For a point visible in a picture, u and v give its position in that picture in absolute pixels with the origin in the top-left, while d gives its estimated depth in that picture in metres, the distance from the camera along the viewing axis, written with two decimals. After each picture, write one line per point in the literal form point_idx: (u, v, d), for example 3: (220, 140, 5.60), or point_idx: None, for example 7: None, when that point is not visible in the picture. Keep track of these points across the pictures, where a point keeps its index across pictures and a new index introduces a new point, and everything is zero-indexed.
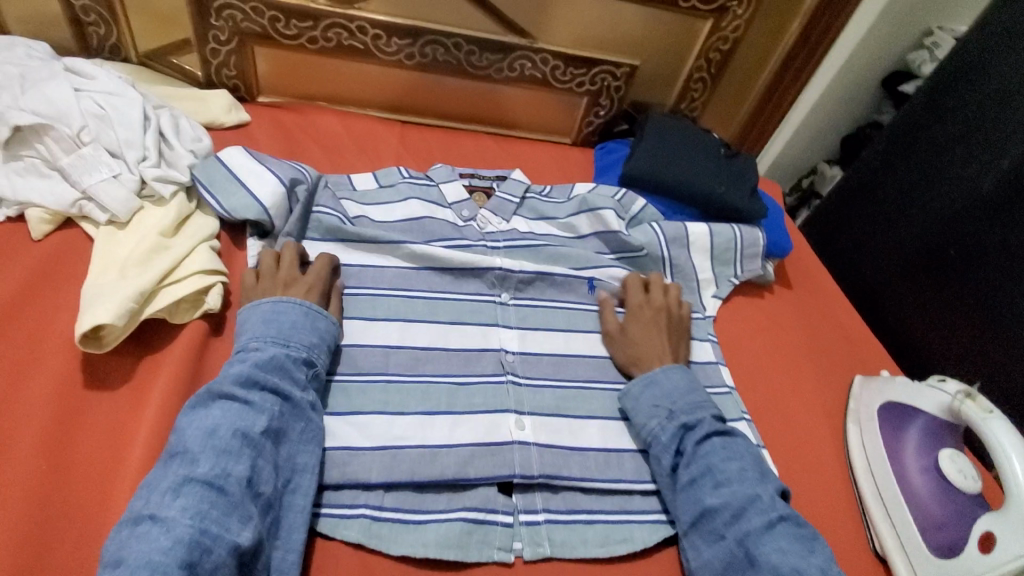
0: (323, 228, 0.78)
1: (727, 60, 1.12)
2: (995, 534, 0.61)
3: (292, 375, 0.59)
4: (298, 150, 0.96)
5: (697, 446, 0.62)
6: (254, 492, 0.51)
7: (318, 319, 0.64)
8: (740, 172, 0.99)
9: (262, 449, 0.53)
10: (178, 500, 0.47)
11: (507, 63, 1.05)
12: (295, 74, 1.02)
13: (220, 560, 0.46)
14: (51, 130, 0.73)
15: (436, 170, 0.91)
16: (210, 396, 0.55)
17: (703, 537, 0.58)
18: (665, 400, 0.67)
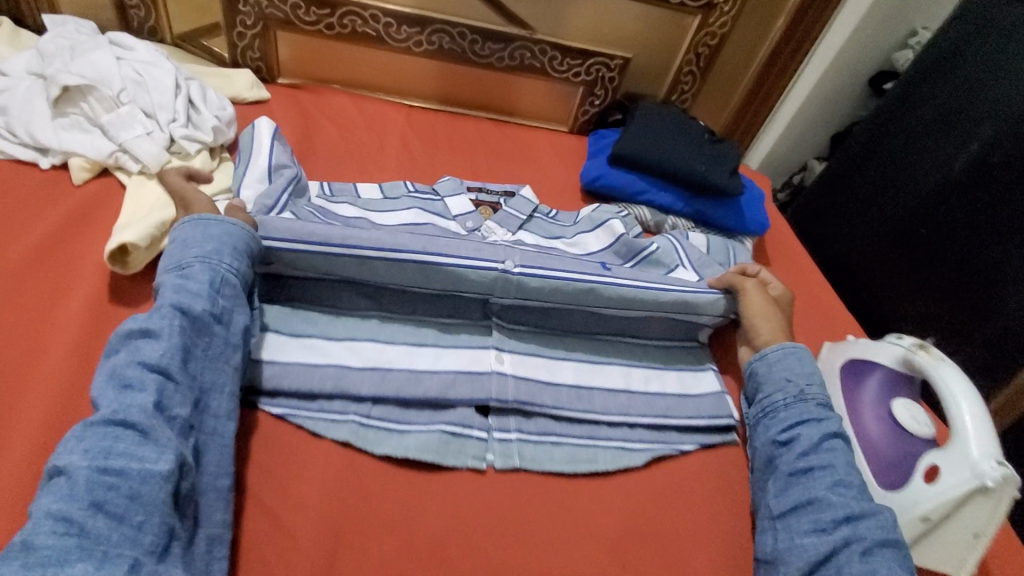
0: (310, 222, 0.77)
1: (716, 55, 1.19)
2: (938, 466, 0.64)
3: (196, 286, 0.58)
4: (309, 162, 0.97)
5: (822, 440, 0.65)
6: (167, 417, 0.51)
7: (209, 226, 0.63)
8: (722, 155, 1.05)
9: (170, 371, 0.53)
10: (81, 444, 0.47)
11: (507, 53, 1.13)
12: (314, 58, 1.13)
13: (138, 489, 0.45)
14: (94, 90, 0.83)
15: (442, 185, 0.95)
16: (118, 340, 0.55)
17: (800, 522, 0.61)
18: (802, 378, 0.70)
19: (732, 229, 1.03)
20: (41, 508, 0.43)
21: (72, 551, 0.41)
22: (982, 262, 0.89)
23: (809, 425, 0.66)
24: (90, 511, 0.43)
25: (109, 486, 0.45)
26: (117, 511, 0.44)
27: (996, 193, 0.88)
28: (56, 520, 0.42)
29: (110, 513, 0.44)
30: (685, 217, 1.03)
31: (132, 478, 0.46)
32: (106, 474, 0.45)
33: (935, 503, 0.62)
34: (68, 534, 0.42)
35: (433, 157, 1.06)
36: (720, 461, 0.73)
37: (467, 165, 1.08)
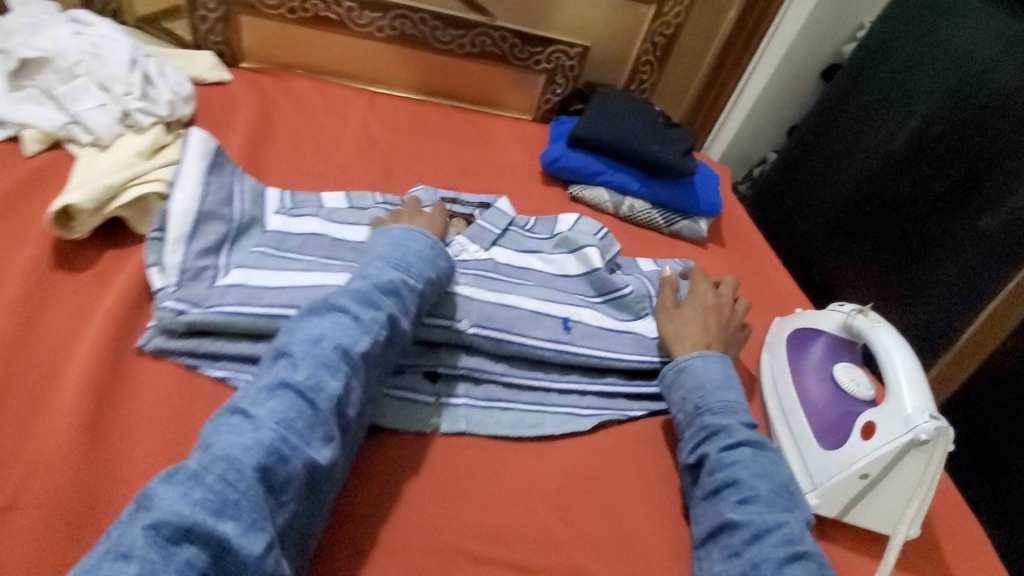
0: (257, 253, 0.74)
1: (672, 45, 1.23)
2: (874, 422, 0.65)
3: (406, 303, 0.62)
4: (262, 171, 0.89)
5: (725, 453, 0.62)
6: (339, 414, 0.54)
7: (438, 257, 0.68)
8: (676, 137, 1.07)
9: (357, 367, 0.56)
10: (270, 401, 0.50)
11: (468, 39, 1.15)
12: (277, 44, 1.14)
13: (294, 472, 0.48)
14: (50, 63, 0.84)
15: (413, 196, 0.91)
16: (324, 306, 0.59)
17: (719, 551, 0.58)
18: (696, 391, 0.68)
19: (686, 209, 1.06)
20: (222, 447, 0.46)
21: (228, 505, 0.43)
22: (921, 233, 0.94)
23: (711, 441, 0.63)
24: (258, 476, 0.45)
25: (276, 458, 0.47)
26: (275, 483, 0.47)
27: (932, 165, 0.93)
28: (228, 465, 0.45)
29: (267, 482, 0.46)
30: (643, 197, 1.06)
31: (296, 460, 0.48)
32: (281, 445, 0.48)
33: (871, 458, 0.62)
34: (233, 485, 0.44)
35: (395, 141, 1.07)
36: (665, 426, 0.74)
37: (429, 148, 1.08)
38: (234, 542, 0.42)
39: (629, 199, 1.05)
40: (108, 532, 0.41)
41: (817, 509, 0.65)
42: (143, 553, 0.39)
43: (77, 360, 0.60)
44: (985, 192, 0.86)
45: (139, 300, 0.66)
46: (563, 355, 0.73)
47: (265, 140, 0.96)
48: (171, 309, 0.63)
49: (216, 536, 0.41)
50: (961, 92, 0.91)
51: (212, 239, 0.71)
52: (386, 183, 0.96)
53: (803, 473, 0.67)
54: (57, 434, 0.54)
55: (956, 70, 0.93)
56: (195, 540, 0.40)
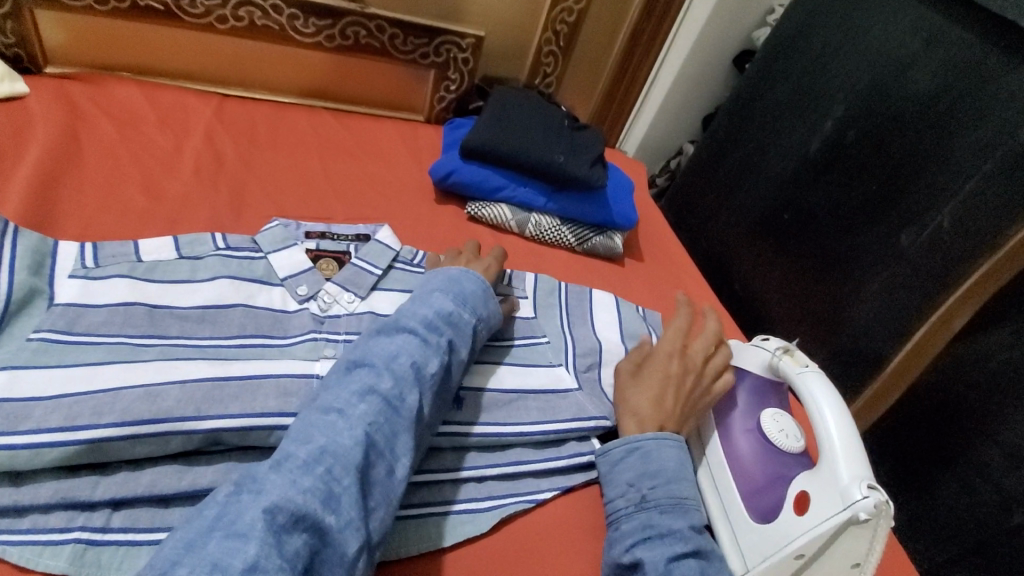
0: (34, 344, 0.54)
1: (576, 32, 1.09)
2: (809, 493, 0.58)
3: (465, 335, 0.61)
4: (51, 222, 0.68)
5: (670, 565, 0.54)
6: (418, 429, 0.51)
7: (490, 301, 0.67)
8: (582, 143, 0.95)
9: (430, 387, 0.54)
10: (360, 405, 0.48)
11: (337, 31, 0.96)
12: (91, 42, 0.90)
13: (380, 479, 0.46)
14: None
15: (268, 236, 0.74)
16: (394, 327, 0.57)
17: None
18: (646, 479, 0.60)
19: (600, 223, 0.94)
20: (326, 441, 0.45)
21: (332, 498, 0.42)
22: (841, 244, 0.93)
23: (657, 544, 0.55)
24: (358, 476, 0.44)
25: (369, 459, 0.46)
26: (367, 486, 0.45)
27: (849, 172, 0.92)
28: (334, 459, 0.43)
29: (360, 484, 0.44)
30: (550, 213, 0.93)
31: (386, 465, 0.47)
32: (372, 447, 0.46)
33: (806, 538, 0.55)
34: (327, 483, 0.42)
35: (250, 160, 0.87)
36: (580, 501, 0.64)
37: (296, 165, 0.90)
38: (334, 535, 0.41)
39: (535, 217, 0.92)
40: (207, 512, 0.39)
41: None
42: (260, 534, 0.37)
43: None
44: (902, 209, 0.85)
45: None
46: (456, 438, 0.61)
47: (67, 171, 0.75)
48: None
49: (322, 527, 0.40)
50: (875, 95, 0.89)
51: None
52: (236, 219, 0.78)
53: (735, 550, 0.60)
54: None
55: (868, 72, 0.91)
56: (305, 529, 0.39)
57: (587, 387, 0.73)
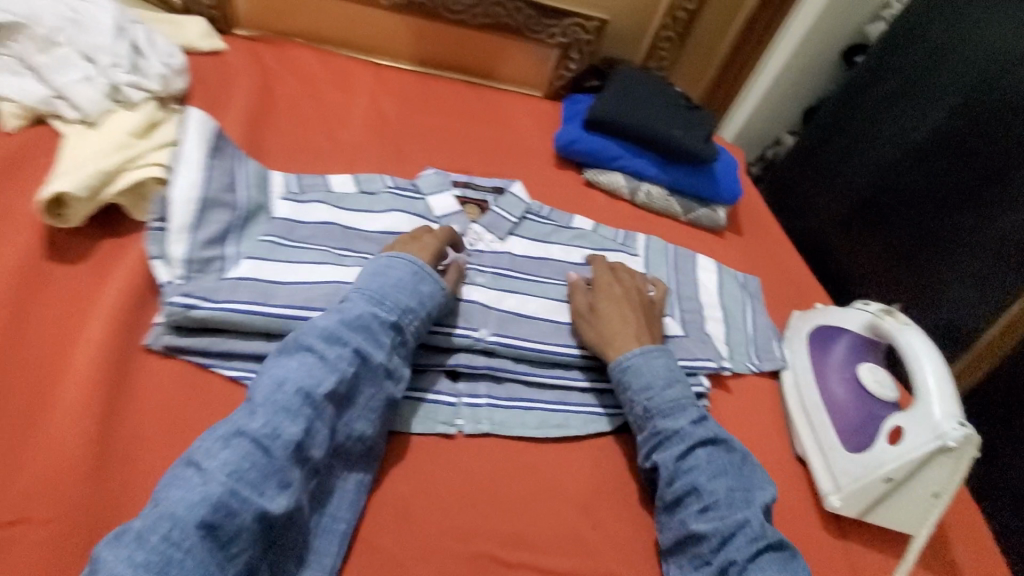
0: (267, 243, 0.69)
1: (693, 20, 1.17)
2: (902, 427, 0.66)
3: (377, 337, 0.58)
4: (263, 156, 0.84)
5: (680, 460, 0.62)
6: (302, 457, 0.51)
7: (424, 281, 0.63)
8: (697, 121, 1.02)
9: (323, 410, 0.53)
10: (225, 451, 0.47)
11: (480, 11, 1.08)
12: (276, 11, 1.07)
13: (246, 523, 0.46)
14: (25, 29, 0.75)
15: (426, 180, 0.86)
16: (291, 347, 0.55)
17: (688, 560, 0.59)
18: (642, 391, 0.66)
19: (706, 197, 1.02)
20: (171, 503, 0.44)
21: (173, 564, 0.42)
22: (943, 226, 0.97)
23: (665, 448, 0.63)
24: (202, 534, 0.44)
25: (224, 513, 0.45)
26: (223, 538, 0.45)
27: (957, 158, 0.96)
28: (172, 524, 0.43)
29: (216, 538, 0.44)
30: (660, 184, 1.01)
31: (251, 512, 0.46)
32: (232, 497, 0.46)
33: (897, 463, 0.64)
34: (176, 547, 0.43)
35: (403, 119, 1.01)
36: None
37: (439, 126, 1.03)
38: None
39: (646, 186, 1.00)
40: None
41: (838, 510, 0.67)
42: None
43: (77, 371, 0.55)
44: (1010, 193, 0.89)
45: (127, 329, 0.59)
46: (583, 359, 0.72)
47: (264, 116, 0.90)
48: (179, 305, 0.58)
49: None
50: (991, 85, 0.93)
51: (217, 229, 0.67)
52: (397, 167, 0.92)
53: (828, 474, 0.69)
54: (65, 446, 0.51)
55: (985, 64, 0.94)
56: None
57: (693, 333, 0.81)
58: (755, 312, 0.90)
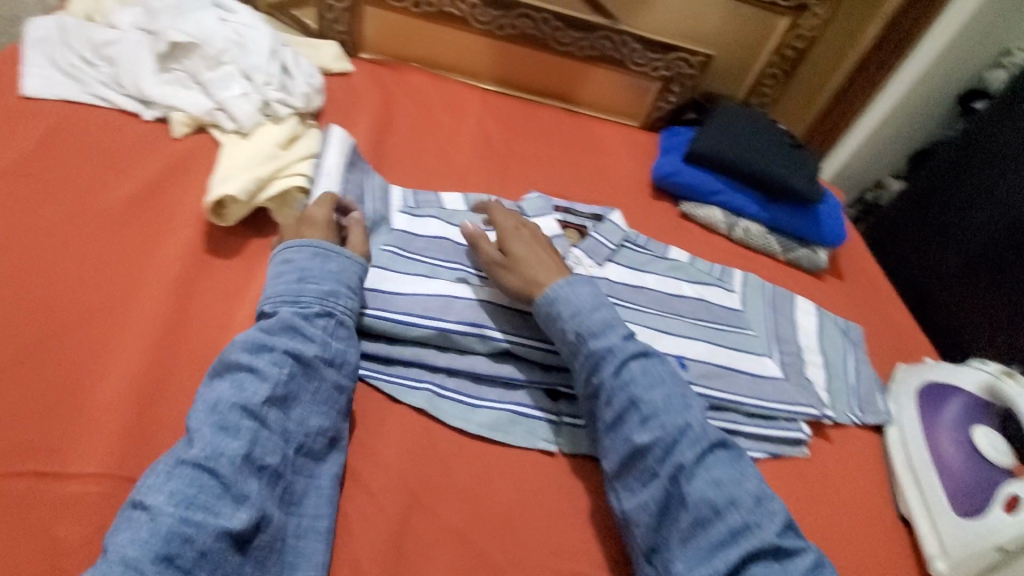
0: (387, 252, 0.73)
1: (801, 59, 1.16)
2: (1020, 497, 0.64)
3: (301, 331, 0.60)
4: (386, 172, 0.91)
5: (617, 375, 0.61)
6: (256, 466, 0.52)
7: (328, 259, 0.65)
8: (803, 160, 1.01)
9: (264, 420, 0.54)
10: (168, 483, 0.48)
11: (588, 42, 1.11)
12: (396, 36, 1.13)
13: (208, 542, 0.47)
14: (198, 50, 0.86)
15: (531, 203, 0.90)
16: (222, 367, 0.56)
17: (637, 478, 0.59)
18: (574, 321, 0.64)
19: (807, 238, 1.01)
20: (125, 545, 0.45)
21: None
22: None
23: (600, 368, 0.62)
24: (159, 566, 0.45)
25: (179, 541, 0.46)
26: (185, 564, 0.46)
27: None
28: (127, 565, 0.44)
29: (178, 566, 0.45)
30: (759, 221, 1.01)
31: (207, 532, 0.47)
32: (188, 523, 0.47)
33: (1014, 535, 0.62)
34: None
35: (510, 143, 1.06)
36: (786, 470, 0.72)
37: (541, 152, 1.07)
38: None
39: (744, 223, 1.00)
40: None
41: None
42: None
43: None
44: None
45: None
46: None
47: (386, 136, 0.97)
48: None
49: None
50: None
51: (348, 238, 0.73)
52: (502, 189, 0.97)
53: (934, 538, 0.68)
54: None
55: None
56: None
57: (792, 377, 0.80)
58: (858, 361, 0.87)
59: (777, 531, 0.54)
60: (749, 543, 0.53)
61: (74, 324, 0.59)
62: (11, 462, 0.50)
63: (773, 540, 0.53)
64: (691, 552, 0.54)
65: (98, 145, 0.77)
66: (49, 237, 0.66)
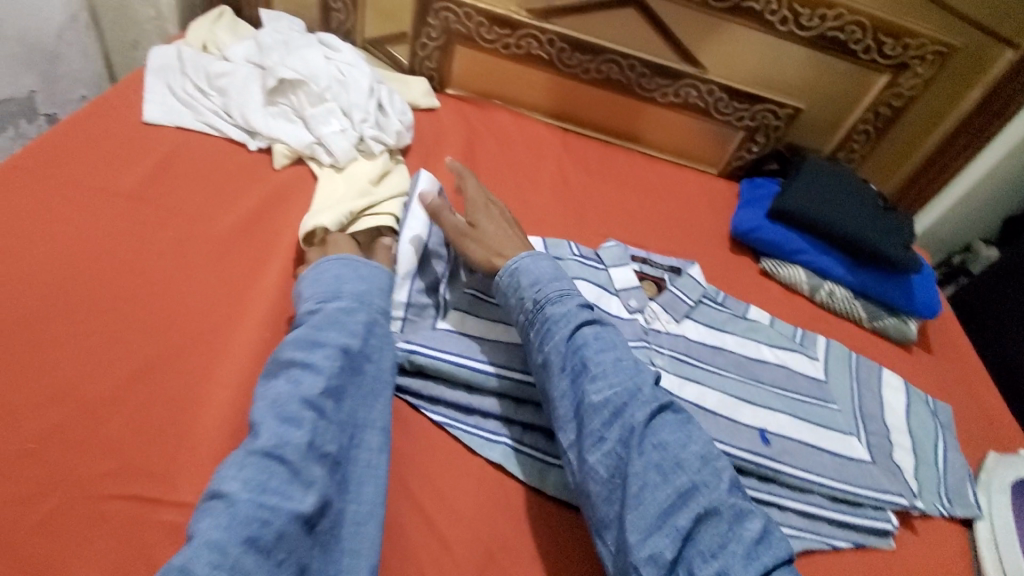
0: (469, 296, 0.74)
1: (896, 117, 1.12)
2: None
3: (348, 328, 0.62)
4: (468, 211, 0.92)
5: (570, 340, 0.62)
6: (319, 454, 0.53)
7: (359, 266, 0.68)
8: (897, 225, 0.97)
9: (323, 410, 0.56)
10: (241, 472, 0.49)
11: (673, 89, 1.11)
12: (481, 73, 1.15)
13: (285, 524, 0.48)
14: (304, 86, 0.91)
15: (609, 252, 0.89)
16: (276, 366, 0.58)
17: (588, 445, 0.57)
18: (531, 289, 0.66)
19: (896, 307, 0.96)
20: (205, 534, 0.45)
21: None
22: None
23: (553, 333, 0.63)
24: (244, 547, 0.45)
25: (259, 522, 0.47)
26: (267, 546, 0.46)
27: None
28: (216, 551, 0.44)
29: (260, 548, 0.46)
30: (845, 285, 0.97)
31: (283, 515, 0.48)
32: (266, 506, 0.48)
33: None
34: (222, 566, 0.44)
35: (587, 187, 1.06)
36: (870, 562, 0.68)
37: (618, 197, 1.06)
38: None
39: (829, 285, 0.97)
40: None
41: None
42: None
43: None
44: None
45: None
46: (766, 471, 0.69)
47: (469, 174, 0.99)
48: (403, 351, 0.66)
49: None
50: None
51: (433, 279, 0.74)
52: (579, 234, 0.97)
53: None
54: None
55: None
56: None
57: (880, 461, 0.76)
58: (948, 446, 0.81)
59: (724, 488, 0.55)
60: (698, 505, 0.53)
61: (179, 350, 0.62)
62: (121, 485, 0.52)
63: (723, 494, 0.54)
64: (643, 516, 0.53)
65: (208, 174, 0.82)
66: (162, 262, 0.69)
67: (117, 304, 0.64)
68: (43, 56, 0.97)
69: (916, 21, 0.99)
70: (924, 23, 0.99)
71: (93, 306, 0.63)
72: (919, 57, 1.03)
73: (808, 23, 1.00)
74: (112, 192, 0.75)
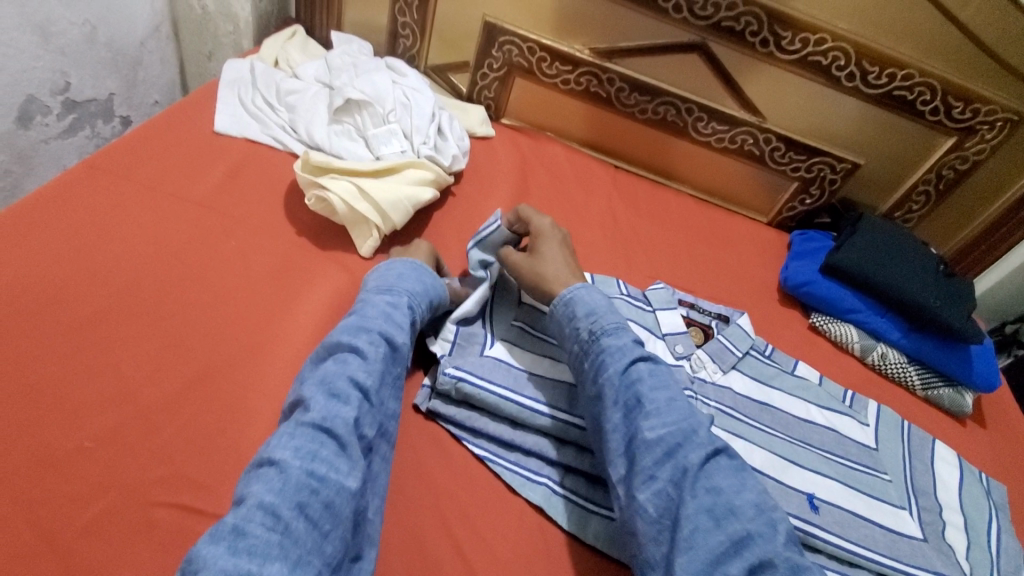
0: (517, 327, 0.75)
1: (958, 182, 1.09)
2: None
3: (395, 321, 0.64)
4: None
5: (624, 375, 0.61)
6: (359, 434, 0.55)
7: (424, 274, 0.72)
8: (959, 293, 0.94)
9: (368, 392, 0.57)
10: (293, 441, 0.51)
11: (730, 135, 1.10)
12: (538, 106, 1.17)
13: (329, 498, 0.49)
14: (368, 107, 0.94)
15: (656, 295, 0.88)
16: (325, 349, 0.60)
17: (638, 481, 0.55)
18: (588, 320, 0.66)
19: (953, 376, 0.92)
20: (256, 497, 0.47)
21: (276, 547, 0.44)
22: None
23: (608, 365, 0.62)
24: (293, 511, 0.47)
25: (308, 491, 0.48)
26: (314, 516, 0.48)
27: None
28: (262, 515, 0.45)
29: (309, 516, 0.47)
30: (899, 349, 0.94)
31: (329, 487, 0.49)
32: (311, 476, 0.49)
33: None
34: (274, 529, 0.45)
35: (636, 226, 1.06)
36: None
37: (667, 238, 1.06)
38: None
39: (882, 347, 0.94)
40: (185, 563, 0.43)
41: None
42: None
43: None
44: None
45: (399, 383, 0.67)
46: (811, 539, 0.66)
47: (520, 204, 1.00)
48: (451, 378, 0.65)
49: None
50: None
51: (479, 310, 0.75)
52: (626, 273, 0.96)
53: None
54: None
55: None
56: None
57: (932, 541, 0.72)
58: (1004, 530, 0.76)
59: (783, 543, 0.51)
60: (752, 554, 0.49)
61: (232, 359, 0.63)
62: (166, 491, 0.53)
63: (782, 549, 0.50)
64: (693, 561, 0.50)
65: (272, 186, 0.84)
66: (223, 271, 0.71)
67: (177, 309, 0.66)
68: (126, 62, 1.02)
69: (988, 87, 0.97)
70: (996, 89, 0.97)
71: (155, 309, 0.65)
72: (988, 124, 1.01)
73: (875, 82, 0.99)
74: (181, 199, 0.77)
